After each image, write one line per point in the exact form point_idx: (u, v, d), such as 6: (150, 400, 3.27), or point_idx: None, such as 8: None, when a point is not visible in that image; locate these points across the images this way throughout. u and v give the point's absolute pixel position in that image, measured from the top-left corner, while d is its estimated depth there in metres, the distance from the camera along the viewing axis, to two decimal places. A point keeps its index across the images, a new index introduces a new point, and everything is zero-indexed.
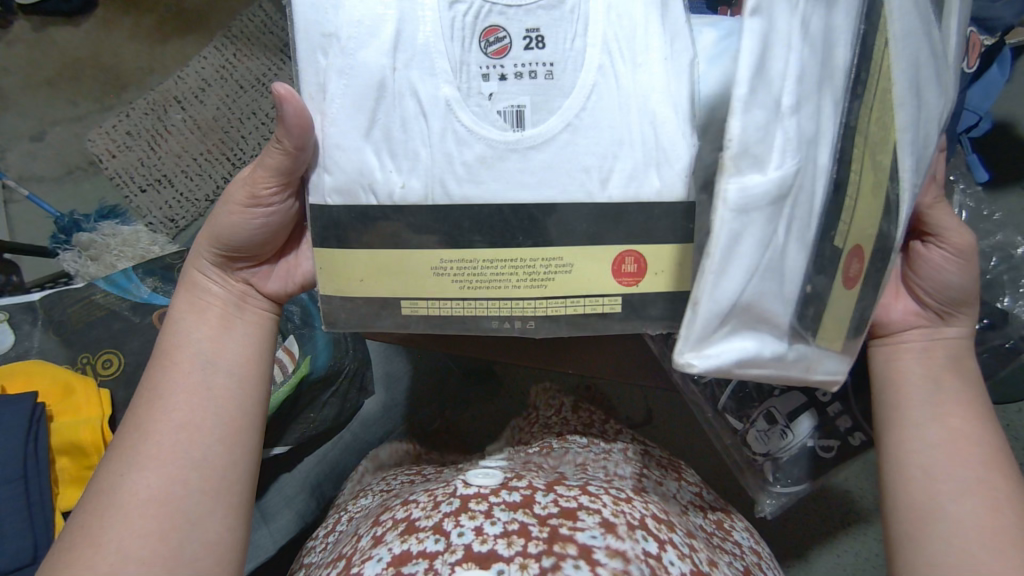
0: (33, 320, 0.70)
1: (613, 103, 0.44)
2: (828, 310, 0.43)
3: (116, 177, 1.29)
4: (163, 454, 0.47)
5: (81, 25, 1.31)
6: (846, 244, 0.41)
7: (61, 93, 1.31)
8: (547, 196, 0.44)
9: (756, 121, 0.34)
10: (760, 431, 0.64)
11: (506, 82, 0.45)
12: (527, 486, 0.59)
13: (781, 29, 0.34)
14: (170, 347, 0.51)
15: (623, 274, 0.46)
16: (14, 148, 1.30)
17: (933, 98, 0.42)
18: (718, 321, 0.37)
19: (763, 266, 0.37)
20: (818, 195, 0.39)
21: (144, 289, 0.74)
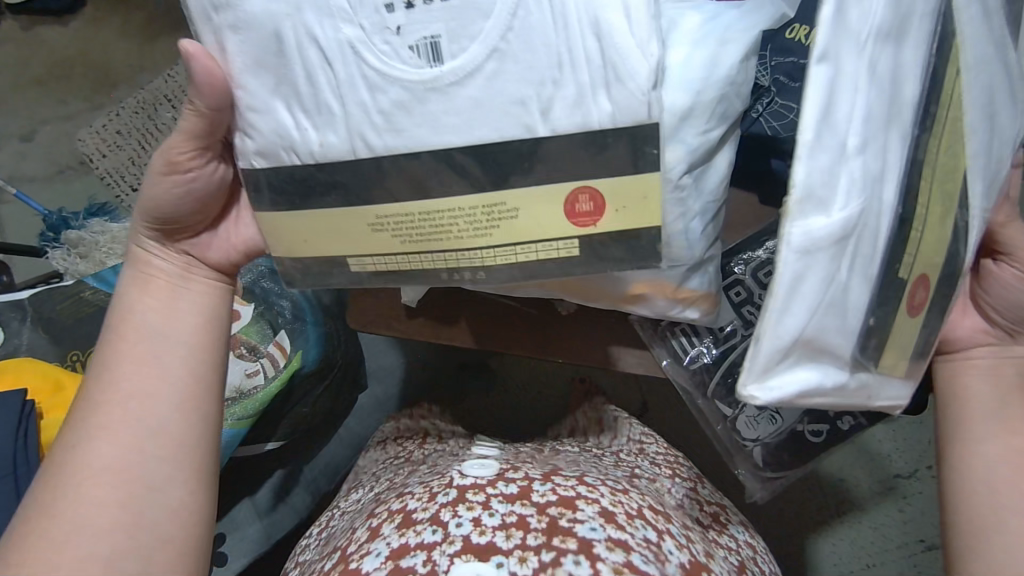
0: (21, 317, 0.70)
1: (547, 22, 0.38)
2: (890, 333, 0.40)
3: (108, 176, 1.29)
4: (116, 424, 0.47)
5: (69, 24, 1.31)
6: (914, 276, 0.39)
7: (51, 93, 1.31)
8: (479, 137, 0.40)
9: (822, 166, 0.31)
10: (749, 417, 0.63)
11: (413, 11, 0.39)
12: (524, 477, 0.58)
13: (848, 71, 0.31)
14: (117, 321, 0.50)
15: (579, 214, 0.41)
16: (6, 148, 1.30)
17: (1001, 121, 0.41)
18: (783, 356, 0.35)
19: (828, 302, 0.34)
20: (882, 230, 0.35)
21: None
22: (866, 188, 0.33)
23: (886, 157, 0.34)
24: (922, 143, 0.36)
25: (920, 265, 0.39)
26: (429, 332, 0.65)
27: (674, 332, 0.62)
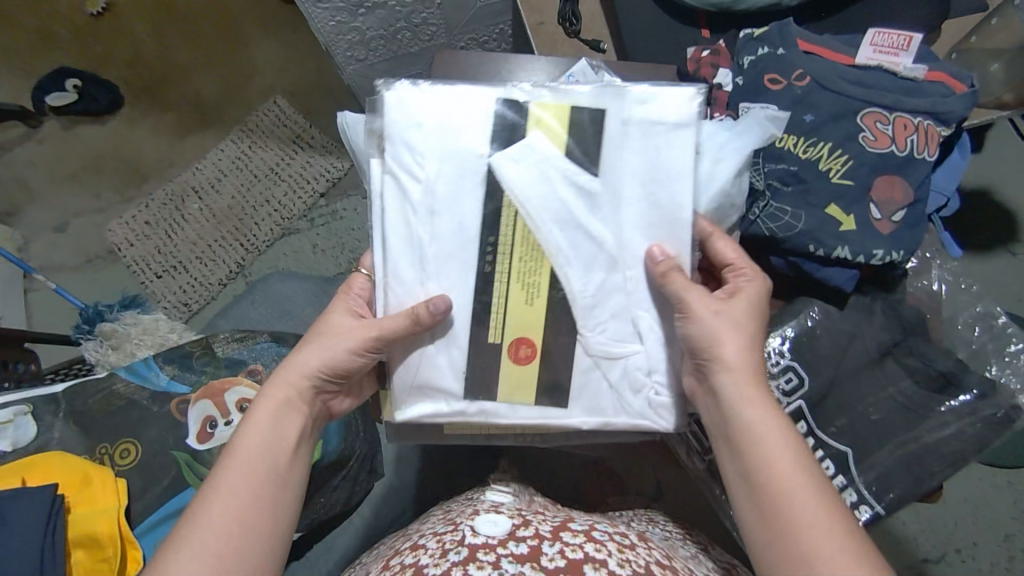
0: (55, 411, 0.72)
1: (455, 259, 0.54)
2: (502, 377, 0.56)
3: (133, 264, 1.35)
4: (219, 550, 0.46)
5: (106, 122, 1.40)
6: (507, 338, 0.55)
7: (84, 186, 1.39)
8: (459, 358, 0.55)
9: (400, 292, 0.55)
10: None
11: (427, 271, 0.55)
12: (534, 535, 0.59)
13: (415, 234, 0.54)
14: (247, 447, 0.50)
15: (522, 357, 0.55)
16: (38, 239, 1.37)
17: (599, 227, 0.54)
18: (400, 396, 0.56)
19: (417, 365, 0.55)
20: (462, 321, 0.55)
21: (162, 377, 0.76)
22: (428, 280, 0.55)
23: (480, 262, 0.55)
24: (488, 260, 0.54)
25: (512, 332, 0.55)
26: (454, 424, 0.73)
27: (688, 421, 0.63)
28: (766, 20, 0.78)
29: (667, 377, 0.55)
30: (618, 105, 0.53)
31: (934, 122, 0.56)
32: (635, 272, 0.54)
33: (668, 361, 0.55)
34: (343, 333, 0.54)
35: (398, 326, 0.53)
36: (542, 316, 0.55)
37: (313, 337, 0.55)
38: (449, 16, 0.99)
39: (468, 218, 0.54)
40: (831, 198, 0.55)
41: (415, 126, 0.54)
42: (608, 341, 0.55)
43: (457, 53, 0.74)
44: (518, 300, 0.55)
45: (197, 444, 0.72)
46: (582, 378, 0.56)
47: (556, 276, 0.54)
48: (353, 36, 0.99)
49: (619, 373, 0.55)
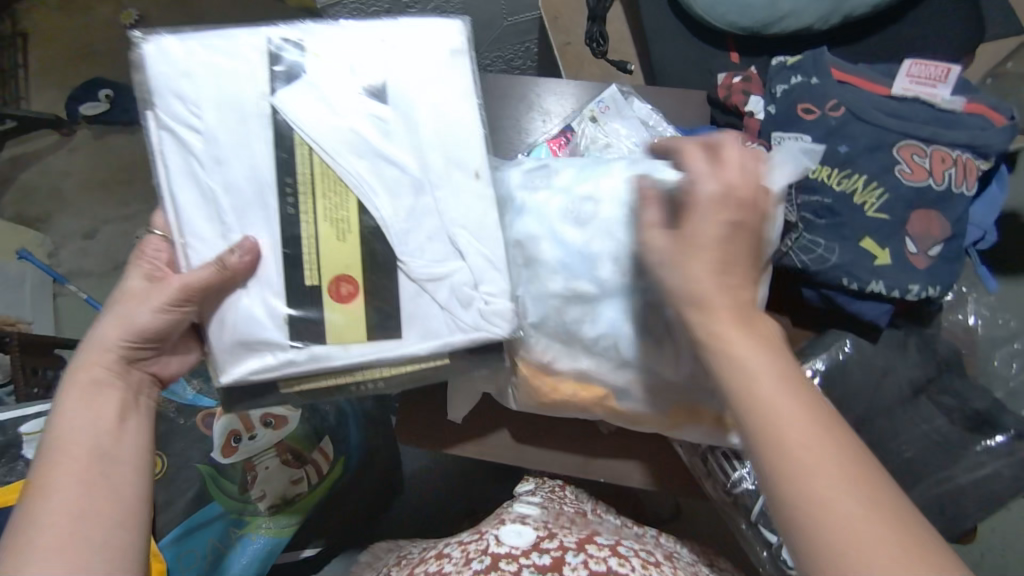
0: None
1: (267, 193, 0.49)
2: (328, 323, 0.49)
3: None
4: (61, 541, 0.42)
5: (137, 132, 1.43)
6: (323, 278, 0.49)
7: (113, 194, 1.41)
8: (282, 294, 0.49)
9: (211, 232, 0.49)
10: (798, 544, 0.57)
11: (242, 210, 0.49)
12: (559, 546, 0.58)
13: (218, 176, 0.49)
14: (66, 438, 0.46)
15: (342, 294, 0.49)
16: (67, 246, 1.39)
17: (404, 157, 0.50)
18: (223, 359, 0.49)
19: (230, 324, 0.49)
20: (274, 259, 0.49)
21: (189, 391, 0.77)
22: (230, 231, 0.49)
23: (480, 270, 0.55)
24: (291, 203, 0.49)
25: (327, 269, 0.49)
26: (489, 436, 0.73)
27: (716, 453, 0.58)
28: (797, 46, 0.78)
29: (499, 284, 0.50)
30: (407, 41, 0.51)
31: (973, 156, 0.55)
32: (446, 192, 0.50)
33: (501, 272, 0.50)
34: (144, 297, 0.49)
35: (203, 281, 0.47)
36: (356, 250, 0.49)
37: (113, 306, 0.51)
38: (475, 33, 1.01)
39: (262, 162, 0.49)
40: (867, 231, 0.54)
41: (186, 76, 0.49)
42: (430, 265, 0.50)
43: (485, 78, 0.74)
44: (329, 239, 0.49)
45: (223, 458, 0.71)
46: (410, 305, 0.50)
47: (363, 207, 0.49)
48: None
49: (448, 291, 0.49)
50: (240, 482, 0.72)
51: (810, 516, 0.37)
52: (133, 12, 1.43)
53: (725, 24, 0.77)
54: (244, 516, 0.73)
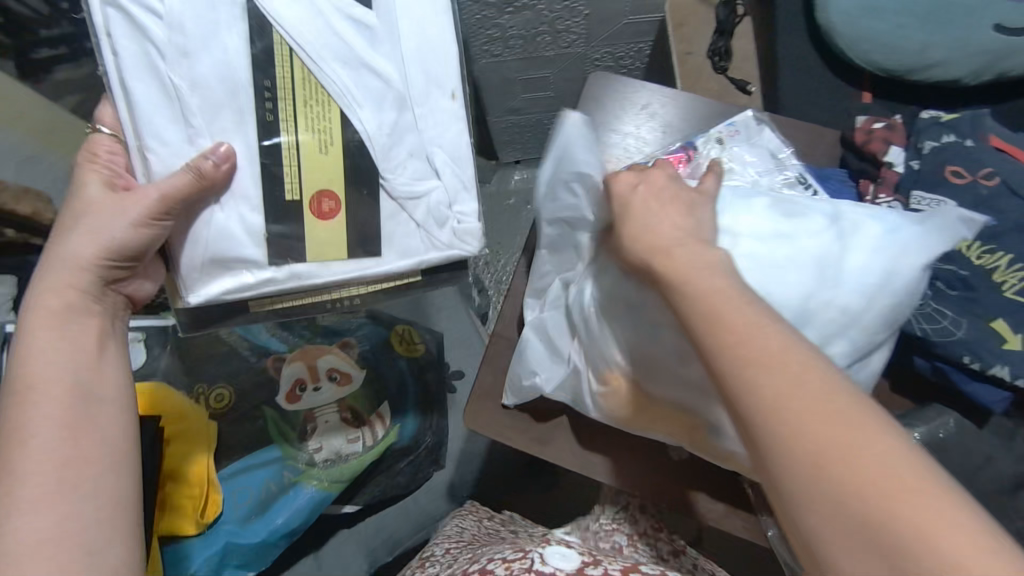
0: (163, 343, 0.74)
1: (241, 97, 0.46)
2: (312, 243, 0.49)
3: None
4: (46, 486, 0.41)
5: None
6: (306, 193, 0.48)
7: None
8: (256, 203, 0.47)
9: (172, 134, 0.45)
10: None
11: (210, 113, 0.46)
12: (604, 574, 0.57)
13: (177, 71, 0.44)
14: (37, 371, 0.44)
15: (324, 212, 0.48)
16: None
17: (385, 68, 0.49)
18: (196, 271, 0.48)
19: (210, 237, 0.47)
20: (246, 166, 0.47)
21: (263, 331, 0.75)
22: (198, 135, 0.46)
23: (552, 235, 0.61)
24: (268, 107, 0.46)
25: (308, 184, 0.48)
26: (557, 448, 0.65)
27: None
28: (938, 97, 0.75)
29: (469, 204, 0.52)
30: None
31: None
32: (425, 111, 0.50)
33: (468, 192, 0.52)
34: (118, 208, 0.46)
35: (179, 190, 0.45)
36: (339, 164, 0.48)
37: (79, 216, 0.47)
38: (593, 28, 0.99)
39: (233, 55, 0.45)
40: (998, 312, 0.53)
41: None
42: (410, 181, 0.50)
43: (613, 77, 0.72)
44: (310, 150, 0.47)
45: (286, 403, 0.76)
46: (388, 224, 0.50)
47: (346, 118, 0.48)
48: (493, 32, 0.99)
49: (425, 211, 0.51)
50: (298, 429, 0.76)
51: (808, 453, 0.35)
52: None
53: (866, 63, 0.74)
54: (301, 465, 0.75)
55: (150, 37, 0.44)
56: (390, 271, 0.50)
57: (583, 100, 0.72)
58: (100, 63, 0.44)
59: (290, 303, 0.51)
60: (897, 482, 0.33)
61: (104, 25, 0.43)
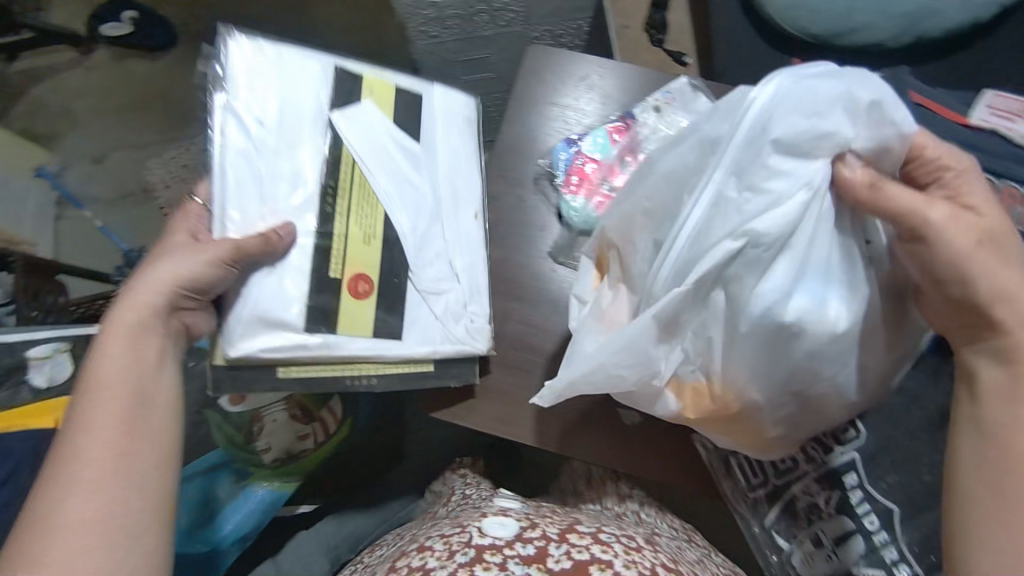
0: (91, 352, 0.71)
1: (308, 186, 0.61)
2: (341, 312, 0.59)
3: (165, 206, 1.41)
4: (97, 474, 0.46)
5: (159, 60, 1.48)
6: (347, 273, 0.60)
7: (128, 119, 1.47)
8: (306, 274, 0.59)
9: (250, 209, 0.59)
10: (804, 553, 0.57)
11: (284, 197, 0.60)
12: (542, 536, 0.59)
13: (267, 162, 0.60)
14: (103, 377, 0.50)
15: (359, 291, 0.60)
16: (76, 166, 1.44)
17: (422, 181, 0.65)
18: (240, 332, 0.56)
19: (255, 303, 0.57)
20: (309, 253, 0.59)
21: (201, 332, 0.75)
22: (271, 214, 0.59)
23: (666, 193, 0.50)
24: (329, 202, 0.61)
25: (349, 266, 0.60)
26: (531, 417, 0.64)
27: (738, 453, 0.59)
28: (863, 59, 0.77)
29: (480, 307, 0.63)
30: (429, 93, 0.68)
31: None
32: (451, 225, 0.65)
33: (479, 298, 0.63)
34: (196, 250, 0.56)
35: (252, 250, 0.56)
36: (377, 253, 0.61)
37: (165, 256, 0.57)
38: (530, 4, 0.97)
39: (305, 165, 0.61)
40: None
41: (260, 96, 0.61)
42: (434, 278, 0.63)
43: (553, 50, 0.72)
44: (355, 240, 0.61)
45: (230, 404, 0.69)
46: (414, 310, 0.61)
47: (388, 219, 0.63)
48: (429, 12, 0.97)
49: (442, 306, 0.62)
50: (238, 427, 0.72)
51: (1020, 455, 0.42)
52: None
53: (795, 29, 0.76)
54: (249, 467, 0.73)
55: (254, 141, 0.60)
56: (406, 355, 0.59)
57: (523, 72, 0.71)
58: (209, 154, 0.60)
59: (315, 373, 0.58)
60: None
61: (223, 132, 0.60)
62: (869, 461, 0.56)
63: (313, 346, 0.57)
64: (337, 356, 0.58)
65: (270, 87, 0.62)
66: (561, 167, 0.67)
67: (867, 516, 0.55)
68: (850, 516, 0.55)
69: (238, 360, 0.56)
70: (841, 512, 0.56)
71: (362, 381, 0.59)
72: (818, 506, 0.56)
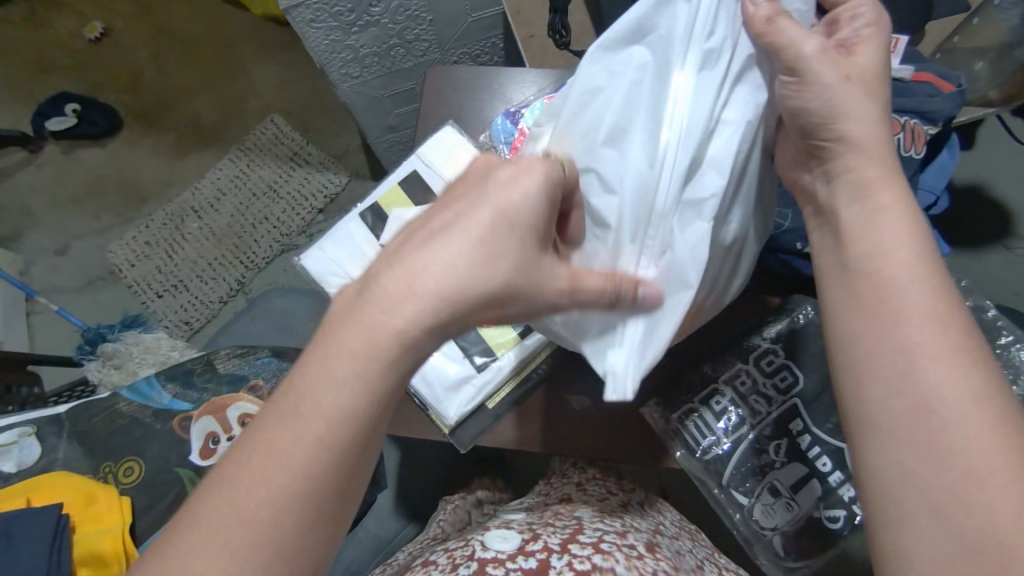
0: (59, 432, 0.72)
1: None
2: (490, 339, 0.62)
3: (135, 285, 1.43)
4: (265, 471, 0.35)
5: (106, 146, 1.52)
6: None
7: (85, 209, 1.49)
8: None
9: None
10: (763, 505, 0.55)
11: None
12: (544, 549, 0.59)
13: None
14: (316, 379, 0.37)
15: None
16: (41, 262, 1.46)
17: None
18: (438, 403, 0.60)
19: (426, 374, 0.61)
20: None
21: (165, 395, 0.76)
22: None
23: (617, 115, 0.46)
24: None
25: None
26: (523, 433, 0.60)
27: (686, 417, 0.57)
28: None
29: None
30: (417, 160, 0.69)
31: (921, 121, 0.57)
32: None
33: None
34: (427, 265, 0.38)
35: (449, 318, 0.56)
36: None
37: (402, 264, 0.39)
38: (441, 32, 1.02)
39: None
40: None
41: (331, 261, 0.67)
42: None
43: (447, 69, 0.76)
44: None
45: (201, 461, 0.73)
46: None
47: None
48: (346, 54, 1.00)
49: None
50: None
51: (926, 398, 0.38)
52: (98, 26, 1.57)
53: None
54: None
55: None
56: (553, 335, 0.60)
57: (427, 93, 0.76)
58: None
59: (510, 391, 0.61)
60: None
61: None
62: (811, 404, 0.56)
63: (492, 370, 0.60)
64: (521, 363, 0.60)
65: (351, 260, 0.67)
66: (503, 141, 0.69)
67: (819, 457, 0.55)
68: (803, 461, 0.55)
69: (460, 420, 0.60)
70: (793, 459, 0.55)
71: (541, 366, 0.61)
72: (767, 457, 0.56)
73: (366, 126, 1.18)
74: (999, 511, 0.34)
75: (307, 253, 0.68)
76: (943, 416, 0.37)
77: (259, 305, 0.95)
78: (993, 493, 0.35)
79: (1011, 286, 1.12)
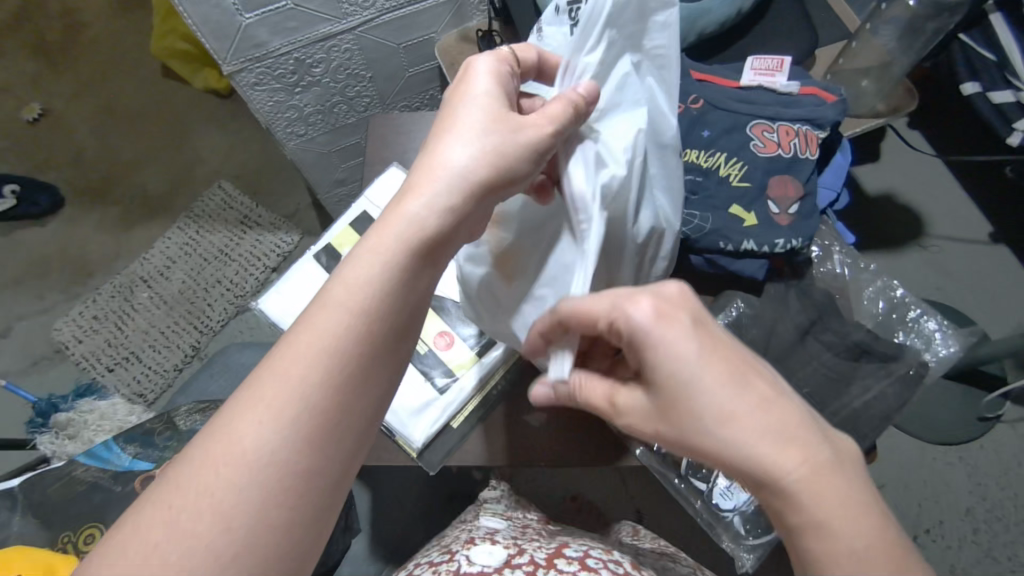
0: (11, 505, 0.70)
1: None
2: (450, 360, 0.64)
3: (82, 361, 1.38)
4: (218, 469, 0.35)
5: (48, 224, 1.50)
6: (429, 338, 0.65)
7: (27, 288, 1.46)
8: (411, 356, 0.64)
9: None
10: (721, 489, 0.59)
11: None
12: (530, 562, 0.60)
13: None
14: (267, 388, 0.38)
15: (440, 345, 0.65)
16: None
17: None
18: (403, 425, 0.61)
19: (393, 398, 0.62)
20: None
21: (124, 457, 0.75)
22: None
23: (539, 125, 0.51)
24: None
25: (427, 333, 0.65)
26: (492, 450, 0.62)
27: None
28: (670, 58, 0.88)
29: None
30: (367, 201, 0.73)
31: (811, 127, 0.65)
32: None
33: None
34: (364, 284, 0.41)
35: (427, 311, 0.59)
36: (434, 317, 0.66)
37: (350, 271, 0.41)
38: (382, 87, 1.08)
39: None
40: (733, 201, 0.63)
41: (288, 300, 0.69)
42: None
43: (388, 116, 0.81)
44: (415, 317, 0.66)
45: None
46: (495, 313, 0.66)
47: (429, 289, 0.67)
48: (290, 114, 1.04)
49: None
50: None
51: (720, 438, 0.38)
52: (36, 107, 1.58)
53: None
54: None
55: None
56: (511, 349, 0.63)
57: (371, 141, 0.80)
58: None
59: (474, 407, 0.63)
60: (840, 492, 0.37)
61: None
62: None
63: (455, 388, 0.63)
64: (483, 379, 0.63)
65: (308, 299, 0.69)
66: None
67: None
68: None
69: (427, 442, 0.61)
70: None
71: (502, 381, 0.64)
72: None
73: (315, 182, 1.22)
74: (835, 522, 0.36)
75: (264, 297, 0.69)
76: (741, 446, 0.38)
77: (218, 362, 0.95)
78: (816, 503, 0.36)
79: (930, 279, 1.22)
